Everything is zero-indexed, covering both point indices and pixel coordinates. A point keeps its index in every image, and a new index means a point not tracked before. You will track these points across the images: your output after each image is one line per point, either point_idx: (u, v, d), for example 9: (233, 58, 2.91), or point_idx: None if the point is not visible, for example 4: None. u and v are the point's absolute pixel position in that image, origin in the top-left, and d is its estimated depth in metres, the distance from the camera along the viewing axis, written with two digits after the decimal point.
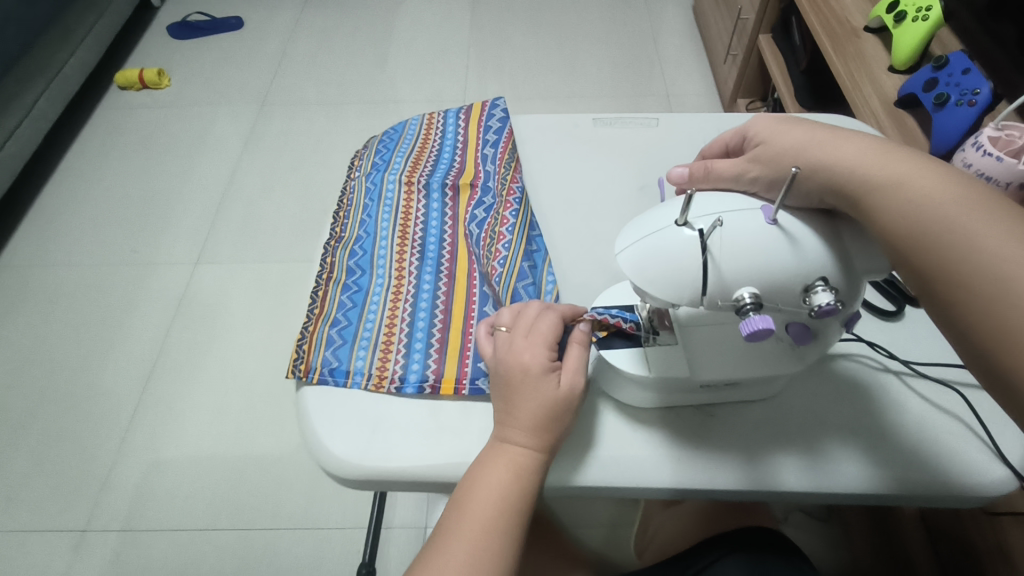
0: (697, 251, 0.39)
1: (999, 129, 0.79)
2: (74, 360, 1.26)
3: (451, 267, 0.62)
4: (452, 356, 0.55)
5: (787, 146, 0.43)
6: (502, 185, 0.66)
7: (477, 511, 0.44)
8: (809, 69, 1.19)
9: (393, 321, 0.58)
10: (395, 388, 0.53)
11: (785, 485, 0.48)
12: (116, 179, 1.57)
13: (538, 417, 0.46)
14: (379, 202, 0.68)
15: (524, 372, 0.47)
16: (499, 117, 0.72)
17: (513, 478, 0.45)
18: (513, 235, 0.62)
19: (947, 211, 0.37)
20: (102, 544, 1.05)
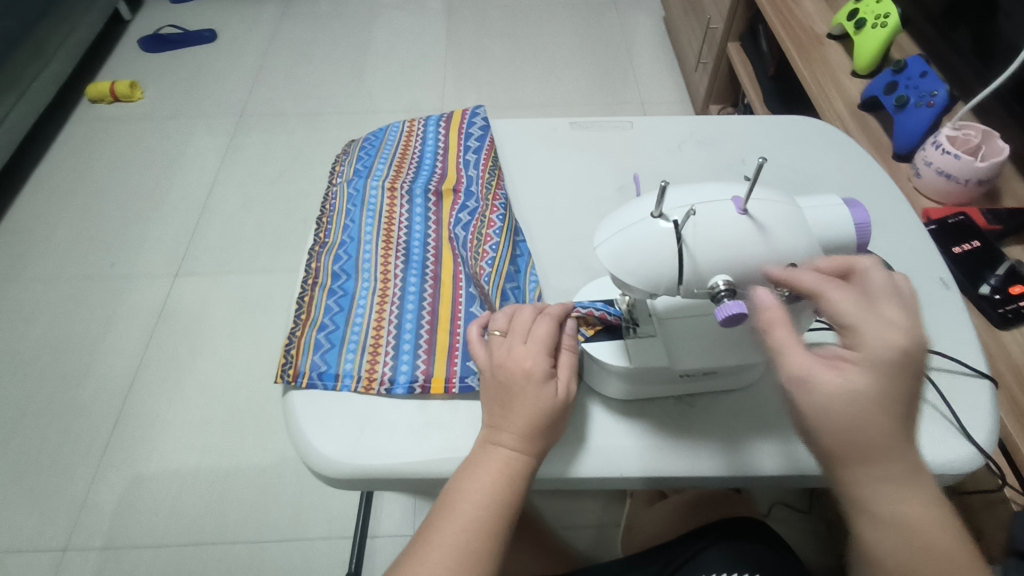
0: (673, 242, 0.40)
1: (956, 129, 0.83)
2: (49, 376, 1.23)
3: (437, 268, 0.61)
4: (440, 357, 0.55)
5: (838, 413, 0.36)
6: (486, 191, 0.66)
7: (466, 512, 0.46)
8: (776, 75, 1.23)
9: (381, 323, 0.57)
10: (385, 389, 0.53)
11: (766, 471, 0.50)
12: (90, 193, 1.55)
13: (532, 427, 0.47)
14: (362, 207, 0.67)
15: (525, 376, 0.48)
16: (480, 126, 0.72)
17: (504, 480, 0.46)
18: (500, 237, 0.61)
19: (894, 471, 0.36)
20: (82, 562, 1.03)
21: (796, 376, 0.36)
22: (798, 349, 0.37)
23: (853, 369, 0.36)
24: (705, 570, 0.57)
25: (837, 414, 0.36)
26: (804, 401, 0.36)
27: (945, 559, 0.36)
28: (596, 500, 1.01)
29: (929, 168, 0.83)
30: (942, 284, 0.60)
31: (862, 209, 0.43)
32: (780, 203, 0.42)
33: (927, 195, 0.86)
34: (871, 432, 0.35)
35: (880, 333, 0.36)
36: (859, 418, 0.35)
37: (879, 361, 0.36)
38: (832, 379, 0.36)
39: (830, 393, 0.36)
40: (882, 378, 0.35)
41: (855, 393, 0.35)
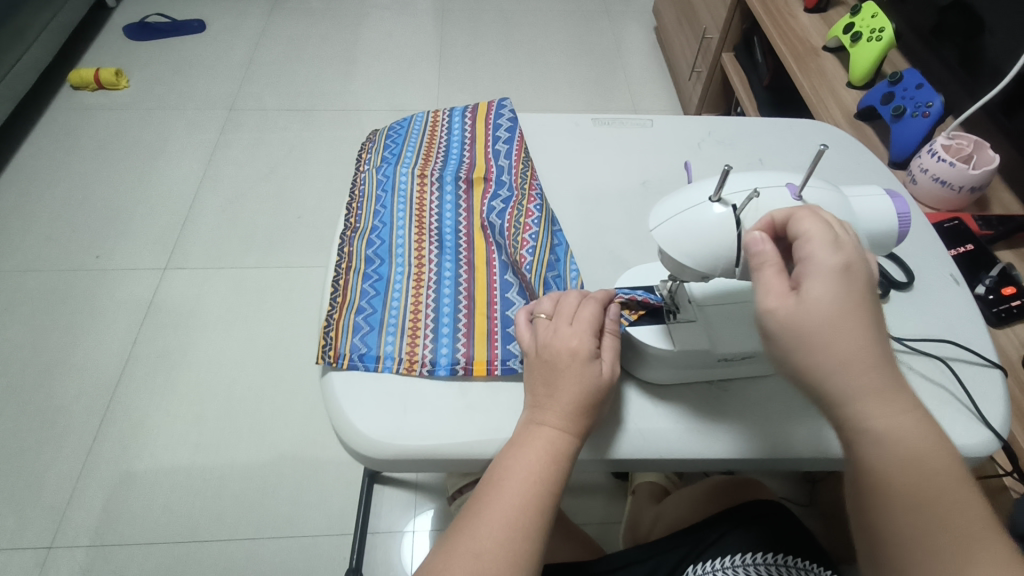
0: (731, 224, 0.42)
1: (950, 138, 0.87)
2: (32, 369, 1.19)
3: (471, 254, 0.62)
4: (480, 340, 0.55)
5: (806, 329, 0.37)
6: (519, 182, 0.67)
7: (508, 493, 0.45)
8: (772, 85, 1.27)
9: (418, 307, 0.58)
10: (426, 371, 0.53)
11: (797, 450, 0.52)
12: (74, 182, 1.51)
13: (576, 405, 0.47)
14: (392, 194, 0.67)
15: (571, 355, 0.48)
16: (508, 119, 0.74)
17: (549, 460, 0.46)
18: (538, 227, 0.63)
19: (874, 384, 0.38)
20: (68, 560, 1.00)
21: (765, 308, 0.39)
22: (769, 286, 0.39)
23: (816, 292, 0.37)
24: (731, 551, 0.59)
25: (806, 329, 0.37)
26: (772, 331, 0.39)
27: (927, 467, 0.38)
28: (599, 496, 1.02)
29: (925, 175, 0.86)
30: (952, 281, 0.63)
31: (903, 200, 0.45)
32: (831, 192, 0.44)
33: (922, 201, 0.89)
34: (846, 349, 0.37)
35: (832, 256, 0.38)
36: (828, 335, 0.37)
37: (836, 282, 0.37)
38: (797, 306, 0.38)
39: (793, 319, 0.38)
40: (844, 297, 0.37)
41: (820, 308, 0.37)
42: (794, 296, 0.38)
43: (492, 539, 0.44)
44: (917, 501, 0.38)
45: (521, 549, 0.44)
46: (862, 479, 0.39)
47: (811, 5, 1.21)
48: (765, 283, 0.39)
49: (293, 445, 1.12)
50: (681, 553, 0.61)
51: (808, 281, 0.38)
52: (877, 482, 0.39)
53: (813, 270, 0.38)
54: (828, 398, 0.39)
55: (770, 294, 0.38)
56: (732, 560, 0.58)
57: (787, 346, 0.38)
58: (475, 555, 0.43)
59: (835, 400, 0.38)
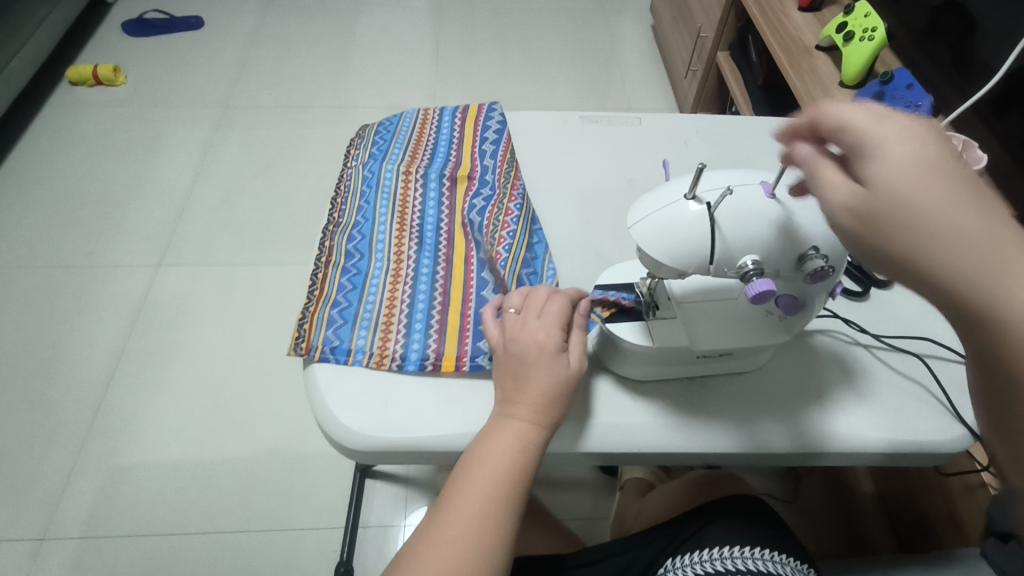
0: (706, 222, 0.42)
1: (939, 138, 0.86)
2: (27, 363, 1.20)
3: (449, 251, 0.63)
4: (451, 337, 0.56)
5: (891, 213, 0.30)
6: (502, 181, 0.68)
7: (481, 482, 0.45)
8: (765, 84, 1.27)
9: (393, 302, 0.58)
10: (396, 366, 0.54)
11: (773, 446, 0.52)
12: (70, 177, 1.52)
13: (543, 398, 0.47)
14: (377, 189, 0.68)
15: (539, 349, 0.48)
16: (497, 122, 0.74)
17: (518, 453, 0.46)
18: (517, 225, 0.63)
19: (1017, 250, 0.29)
20: (59, 553, 1.01)
21: (834, 208, 0.33)
22: (829, 180, 0.33)
23: (884, 169, 0.31)
24: (708, 544, 0.60)
25: (891, 208, 0.30)
26: (843, 229, 0.33)
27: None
28: (585, 492, 1.03)
29: None
30: None
31: None
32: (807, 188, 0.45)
33: None
34: (938, 206, 0.29)
35: (885, 125, 0.32)
36: (921, 205, 0.30)
37: (908, 147, 0.31)
38: (861, 198, 0.32)
39: (859, 200, 0.32)
40: (928, 160, 0.30)
41: (901, 177, 0.30)
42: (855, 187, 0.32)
43: (470, 530, 0.44)
44: None
45: (491, 539, 0.44)
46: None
47: (805, 4, 1.22)
48: (824, 181, 0.34)
49: (283, 441, 1.13)
50: (660, 545, 0.62)
51: (860, 164, 0.32)
52: None
53: (875, 149, 0.32)
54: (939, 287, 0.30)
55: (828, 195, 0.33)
56: (707, 553, 0.59)
57: (861, 235, 0.32)
58: (455, 545, 0.44)
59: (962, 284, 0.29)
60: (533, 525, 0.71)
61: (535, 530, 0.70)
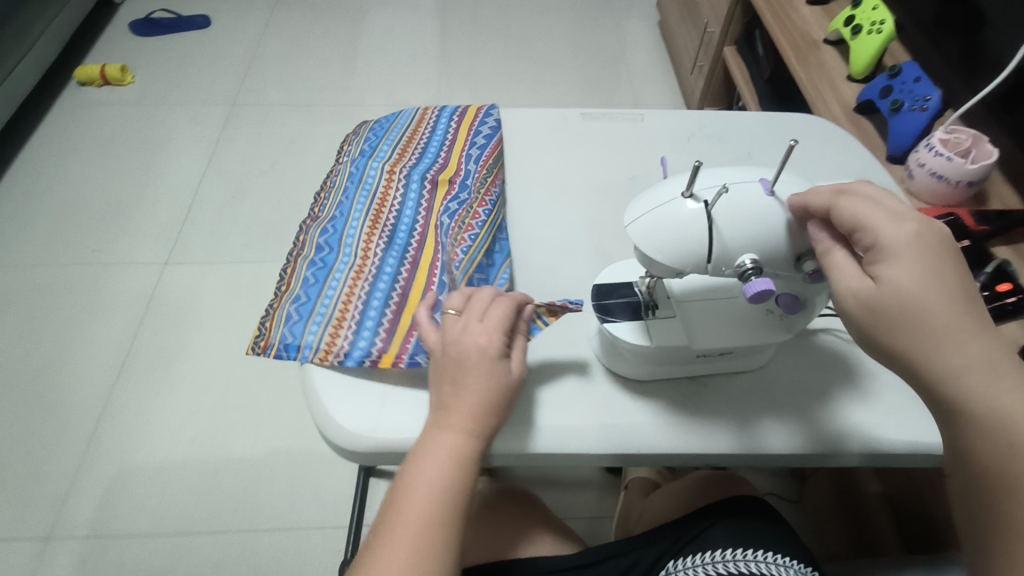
0: (703, 221, 0.42)
1: (948, 133, 0.85)
2: (35, 362, 1.21)
3: (417, 253, 0.62)
4: (398, 336, 0.55)
5: (889, 309, 0.37)
6: (480, 185, 0.67)
7: (419, 497, 0.45)
8: (772, 78, 1.26)
9: (349, 299, 0.58)
10: (339, 361, 0.54)
11: (773, 447, 0.51)
12: (79, 177, 1.53)
13: (481, 406, 0.47)
14: (358, 186, 0.70)
15: (478, 354, 0.48)
16: (490, 127, 0.73)
17: (453, 467, 0.46)
18: (481, 230, 0.62)
19: (993, 361, 0.35)
20: (67, 551, 1.02)
21: (844, 291, 0.39)
22: (844, 270, 0.39)
23: (890, 274, 0.37)
24: (711, 546, 0.59)
25: (888, 307, 0.37)
26: (849, 314, 0.39)
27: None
28: (590, 491, 1.02)
29: (923, 170, 0.85)
30: None
31: None
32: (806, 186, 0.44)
33: (919, 197, 0.88)
34: (928, 311, 0.36)
35: (897, 229, 0.37)
36: (915, 308, 0.36)
37: (913, 254, 0.37)
38: (868, 289, 0.38)
39: (866, 296, 0.38)
40: (926, 268, 0.36)
41: (903, 284, 0.36)
42: (864, 281, 0.38)
43: (415, 541, 0.44)
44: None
45: (435, 552, 0.44)
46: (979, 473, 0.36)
47: None
48: (838, 268, 0.40)
49: (289, 440, 1.13)
50: (662, 547, 0.61)
51: (871, 261, 0.38)
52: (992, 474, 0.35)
53: (885, 251, 0.37)
54: (916, 379, 0.37)
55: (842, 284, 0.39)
56: (709, 556, 0.58)
57: (863, 323, 0.38)
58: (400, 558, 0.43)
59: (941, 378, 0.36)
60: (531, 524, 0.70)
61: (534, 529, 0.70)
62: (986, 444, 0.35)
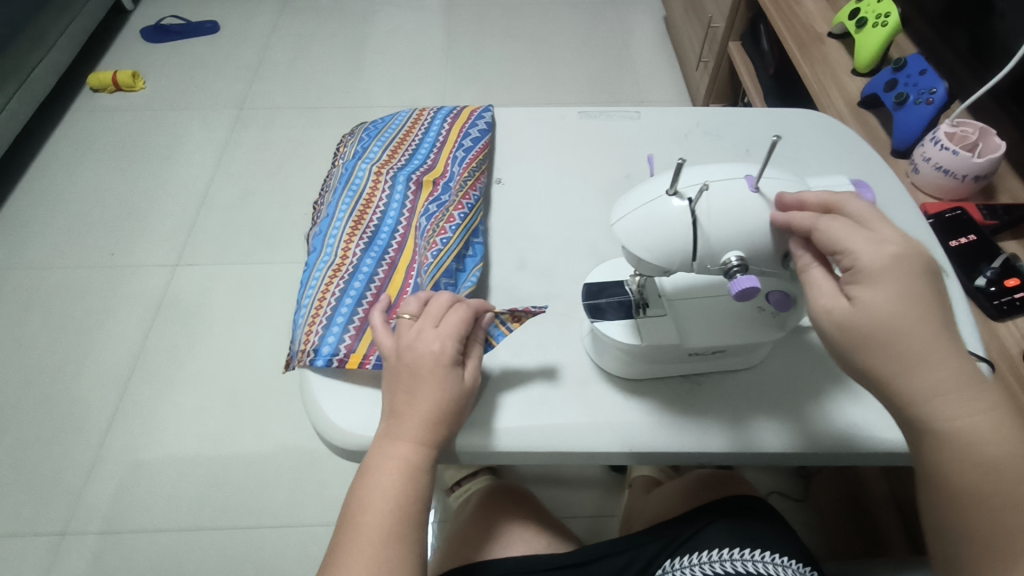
0: (687, 219, 0.41)
1: (954, 125, 0.84)
2: (50, 363, 1.23)
3: (396, 255, 0.63)
4: (368, 335, 0.56)
5: (867, 332, 0.39)
6: (460, 188, 0.67)
7: (376, 505, 0.46)
8: (777, 73, 1.25)
9: (323, 297, 0.59)
10: (309, 359, 0.55)
11: (766, 446, 0.51)
12: (92, 181, 1.55)
13: (433, 414, 0.48)
14: (346, 186, 0.71)
15: (432, 362, 0.48)
16: (481, 128, 0.73)
17: (406, 477, 0.47)
18: (453, 233, 0.62)
19: (963, 384, 0.39)
20: (81, 547, 1.03)
21: (820, 309, 0.41)
22: (821, 288, 0.41)
23: (868, 298, 0.39)
24: (706, 546, 0.59)
25: (864, 332, 0.39)
26: (825, 333, 0.41)
27: (1013, 453, 0.39)
28: (594, 489, 1.02)
29: (928, 165, 0.84)
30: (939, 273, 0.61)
31: (868, 191, 0.46)
32: (789, 182, 0.44)
33: (924, 190, 0.87)
34: (903, 336, 0.38)
35: (876, 251, 0.39)
36: (890, 333, 0.39)
37: (893, 280, 0.39)
38: (844, 311, 0.40)
39: (843, 318, 0.40)
40: (904, 292, 0.39)
41: (882, 309, 0.39)
42: (843, 300, 0.40)
43: (372, 546, 0.45)
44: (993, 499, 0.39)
45: (394, 557, 0.45)
46: (940, 484, 0.40)
47: None
48: (815, 285, 0.42)
49: (296, 438, 1.14)
50: (658, 546, 0.61)
51: (852, 283, 0.40)
52: (955, 487, 0.39)
53: (865, 276, 0.39)
54: (887, 396, 0.40)
55: (817, 305, 0.41)
56: (705, 556, 0.58)
57: (838, 342, 0.40)
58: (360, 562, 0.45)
59: (909, 398, 0.39)
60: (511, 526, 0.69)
61: (514, 530, 0.68)
62: (951, 460, 0.39)
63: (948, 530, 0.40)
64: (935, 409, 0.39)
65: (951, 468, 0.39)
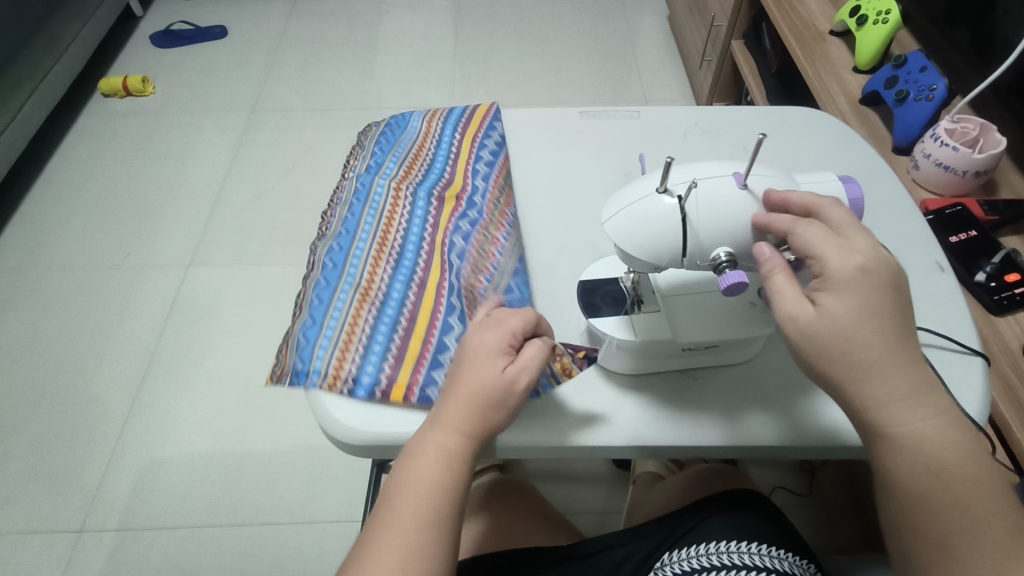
0: (677, 216, 0.42)
1: (955, 122, 0.84)
2: (65, 364, 1.26)
3: (424, 275, 0.62)
4: (407, 363, 0.55)
5: (827, 338, 0.40)
6: (490, 206, 0.68)
7: (409, 490, 0.47)
8: (780, 72, 1.25)
9: (355, 323, 0.58)
10: (347, 389, 0.54)
11: (760, 439, 0.51)
12: (104, 185, 1.58)
13: (474, 403, 0.48)
14: (365, 204, 0.70)
15: (480, 353, 0.49)
16: (494, 143, 0.74)
17: (440, 463, 0.47)
18: (503, 255, 0.63)
19: (912, 395, 0.41)
20: (97, 544, 1.06)
21: (786, 316, 0.42)
22: (784, 292, 0.42)
23: (830, 306, 0.40)
24: (706, 538, 0.60)
25: (824, 339, 0.41)
26: (788, 338, 0.42)
27: (958, 459, 0.41)
28: (600, 486, 1.03)
29: (928, 161, 0.84)
30: (937, 268, 0.62)
31: (856, 186, 0.46)
32: (777, 179, 0.44)
33: (925, 187, 0.87)
34: (860, 345, 0.40)
35: (844, 261, 0.41)
36: (850, 341, 0.40)
37: (854, 289, 0.40)
38: (807, 316, 0.41)
39: (806, 324, 0.41)
40: (864, 301, 0.40)
41: (842, 318, 0.40)
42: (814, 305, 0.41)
43: (400, 531, 0.46)
44: (945, 501, 0.40)
45: (422, 544, 0.46)
46: (894, 486, 0.42)
47: None
48: (779, 291, 0.42)
49: (306, 436, 1.16)
50: (658, 539, 0.62)
51: (818, 291, 0.41)
52: (907, 490, 0.41)
53: (830, 284, 0.41)
54: (844, 401, 0.42)
55: (780, 309, 0.42)
56: (705, 548, 0.59)
57: (800, 348, 0.42)
58: (387, 549, 0.46)
59: (865, 404, 0.41)
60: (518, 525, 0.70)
61: (520, 529, 0.69)
62: (903, 463, 0.41)
63: (902, 529, 0.42)
64: (888, 416, 0.41)
65: (904, 472, 0.41)
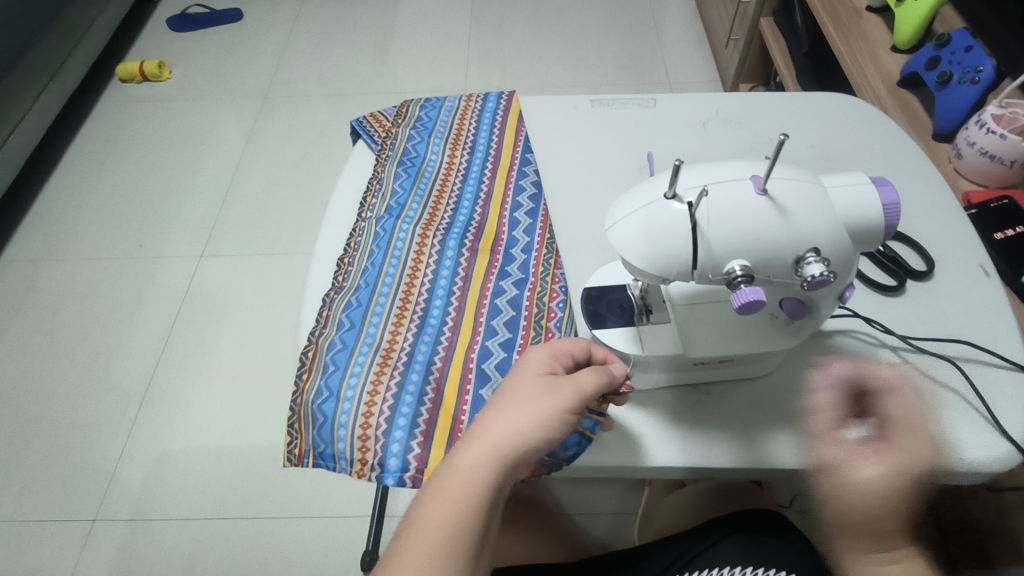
0: (686, 227, 0.38)
1: (1004, 105, 0.75)
2: (82, 353, 1.26)
3: (452, 343, 0.58)
4: (439, 443, 0.52)
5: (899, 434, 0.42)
6: (540, 265, 0.61)
7: (428, 524, 0.39)
8: (812, 51, 1.18)
9: (374, 396, 0.54)
10: (376, 475, 0.51)
11: (780, 462, 0.47)
12: (121, 172, 1.58)
13: (512, 427, 0.41)
14: (386, 251, 0.65)
15: (526, 374, 0.44)
16: (532, 186, 0.67)
17: (466, 490, 0.39)
18: (561, 331, 0.57)
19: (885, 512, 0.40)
20: (111, 533, 1.06)
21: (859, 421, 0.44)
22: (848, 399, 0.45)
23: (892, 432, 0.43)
24: (719, 563, 0.56)
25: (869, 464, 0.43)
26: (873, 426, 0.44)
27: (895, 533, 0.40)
28: (614, 487, 1.00)
29: (972, 149, 0.77)
30: (982, 273, 0.57)
31: (890, 189, 0.41)
32: (802, 181, 0.40)
33: (968, 177, 0.81)
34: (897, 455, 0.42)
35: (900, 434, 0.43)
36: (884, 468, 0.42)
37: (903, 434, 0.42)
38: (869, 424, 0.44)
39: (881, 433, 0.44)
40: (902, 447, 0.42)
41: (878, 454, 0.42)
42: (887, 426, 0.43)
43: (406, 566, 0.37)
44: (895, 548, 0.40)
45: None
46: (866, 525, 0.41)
47: None
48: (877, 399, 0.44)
49: None
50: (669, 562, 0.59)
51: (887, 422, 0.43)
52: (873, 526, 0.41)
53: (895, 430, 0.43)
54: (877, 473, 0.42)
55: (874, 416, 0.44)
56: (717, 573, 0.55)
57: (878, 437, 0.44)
58: None
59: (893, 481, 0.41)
60: (526, 545, 0.67)
61: (525, 550, 0.66)
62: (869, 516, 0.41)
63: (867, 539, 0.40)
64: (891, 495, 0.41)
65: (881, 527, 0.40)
